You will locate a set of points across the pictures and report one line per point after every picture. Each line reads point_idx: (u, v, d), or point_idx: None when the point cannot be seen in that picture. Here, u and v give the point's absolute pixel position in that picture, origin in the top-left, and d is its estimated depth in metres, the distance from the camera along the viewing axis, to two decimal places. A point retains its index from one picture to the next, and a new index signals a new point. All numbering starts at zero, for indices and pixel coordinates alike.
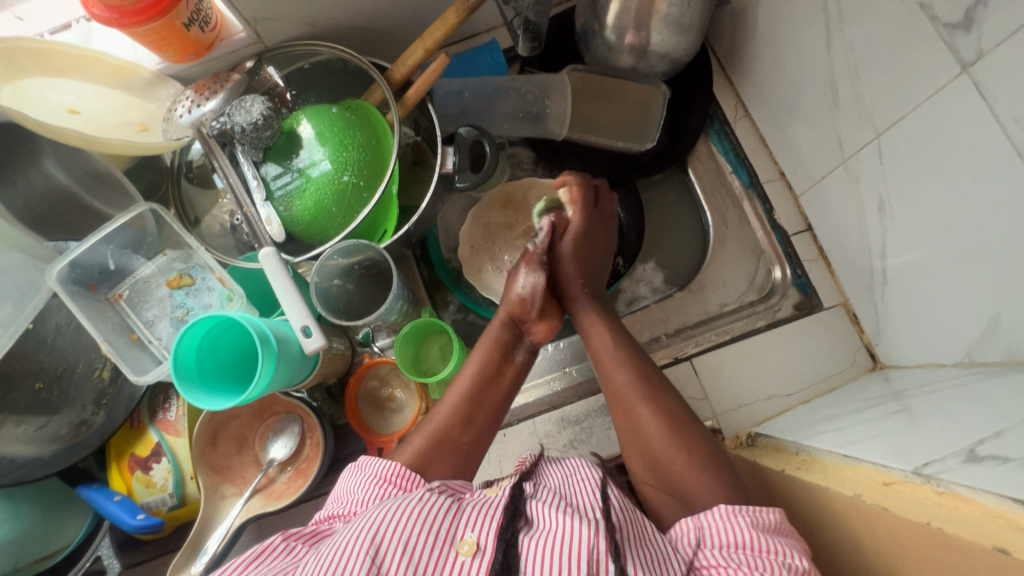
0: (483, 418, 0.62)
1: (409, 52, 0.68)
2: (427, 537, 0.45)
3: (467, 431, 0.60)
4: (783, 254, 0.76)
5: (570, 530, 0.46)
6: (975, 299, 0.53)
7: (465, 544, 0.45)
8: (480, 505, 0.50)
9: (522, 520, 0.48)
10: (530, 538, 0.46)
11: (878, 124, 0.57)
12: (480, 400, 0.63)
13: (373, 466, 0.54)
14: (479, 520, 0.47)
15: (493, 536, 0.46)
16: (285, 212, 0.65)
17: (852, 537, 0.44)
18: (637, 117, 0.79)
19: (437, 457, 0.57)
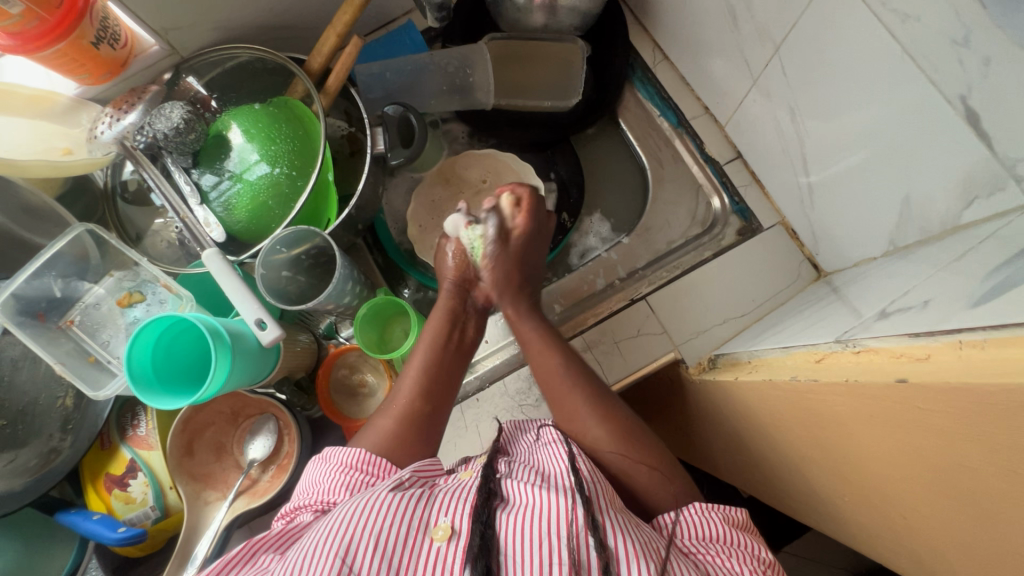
0: (444, 386, 0.65)
1: (323, 40, 0.68)
2: (402, 528, 0.45)
3: (430, 401, 0.63)
4: (719, 184, 0.78)
5: (548, 509, 0.46)
6: (885, 189, 0.55)
7: (440, 530, 0.45)
8: (453, 493, 0.50)
9: (500, 501, 0.49)
10: (508, 517, 0.46)
11: (775, 38, 0.59)
12: (438, 372, 0.65)
13: (338, 454, 0.55)
14: (452, 505, 0.48)
15: (467, 520, 0.46)
16: (224, 213, 0.66)
17: (799, 419, 0.46)
18: (560, 75, 0.81)
19: (404, 431, 0.60)
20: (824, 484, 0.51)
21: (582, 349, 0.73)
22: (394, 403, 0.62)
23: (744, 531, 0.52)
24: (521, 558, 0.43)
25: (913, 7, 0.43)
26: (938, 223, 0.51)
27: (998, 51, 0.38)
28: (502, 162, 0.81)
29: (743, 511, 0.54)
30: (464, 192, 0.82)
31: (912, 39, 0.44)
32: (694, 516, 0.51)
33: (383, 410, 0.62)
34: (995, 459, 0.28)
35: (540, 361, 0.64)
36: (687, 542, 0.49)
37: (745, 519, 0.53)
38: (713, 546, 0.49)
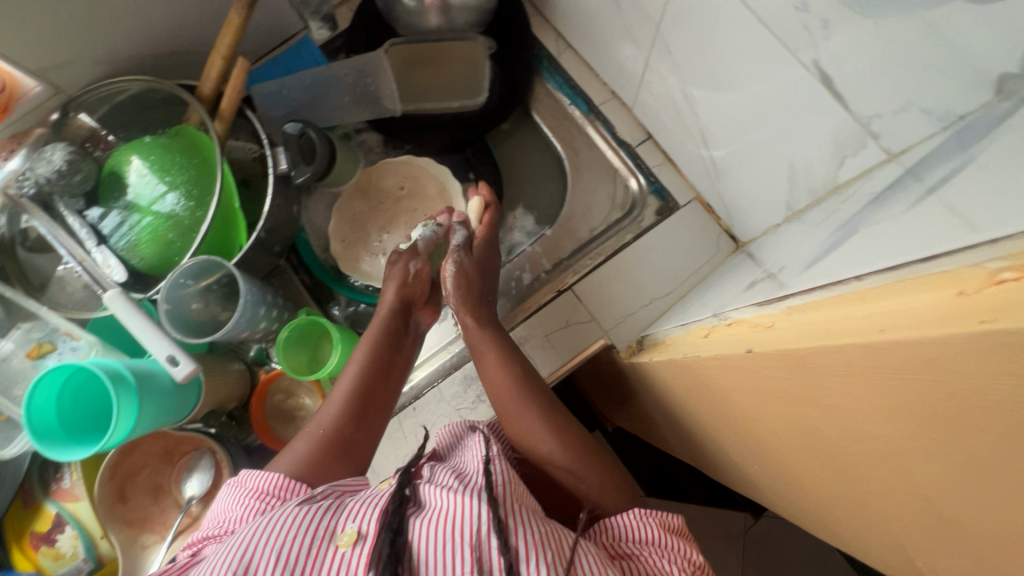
0: (375, 407, 0.64)
1: (210, 64, 0.67)
2: (307, 539, 0.46)
3: (359, 425, 0.62)
4: (633, 166, 0.78)
5: (458, 508, 0.47)
6: (773, 156, 0.56)
7: (346, 536, 0.46)
8: (363, 501, 0.50)
9: (413, 505, 0.49)
10: (419, 520, 0.47)
11: (655, 17, 0.59)
12: (368, 397, 0.64)
13: (251, 480, 0.54)
14: (361, 511, 0.49)
15: (375, 523, 0.47)
16: (126, 253, 0.63)
17: (700, 393, 0.47)
18: (465, 74, 0.81)
19: (327, 457, 0.59)
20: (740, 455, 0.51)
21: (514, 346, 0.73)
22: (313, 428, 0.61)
23: (681, 537, 0.52)
24: (429, 561, 0.44)
25: None
26: (821, 185, 0.52)
27: (832, 12, 0.39)
28: (420, 168, 0.81)
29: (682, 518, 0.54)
30: (384, 203, 0.82)
31: (763, 8, 0.45)
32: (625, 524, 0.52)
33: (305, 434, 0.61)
34: (830, 419, 0.29)
35: (490, 358, 0.65)
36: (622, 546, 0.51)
37: (682, 525, 0.54)
38: (644, 550, 0.50)
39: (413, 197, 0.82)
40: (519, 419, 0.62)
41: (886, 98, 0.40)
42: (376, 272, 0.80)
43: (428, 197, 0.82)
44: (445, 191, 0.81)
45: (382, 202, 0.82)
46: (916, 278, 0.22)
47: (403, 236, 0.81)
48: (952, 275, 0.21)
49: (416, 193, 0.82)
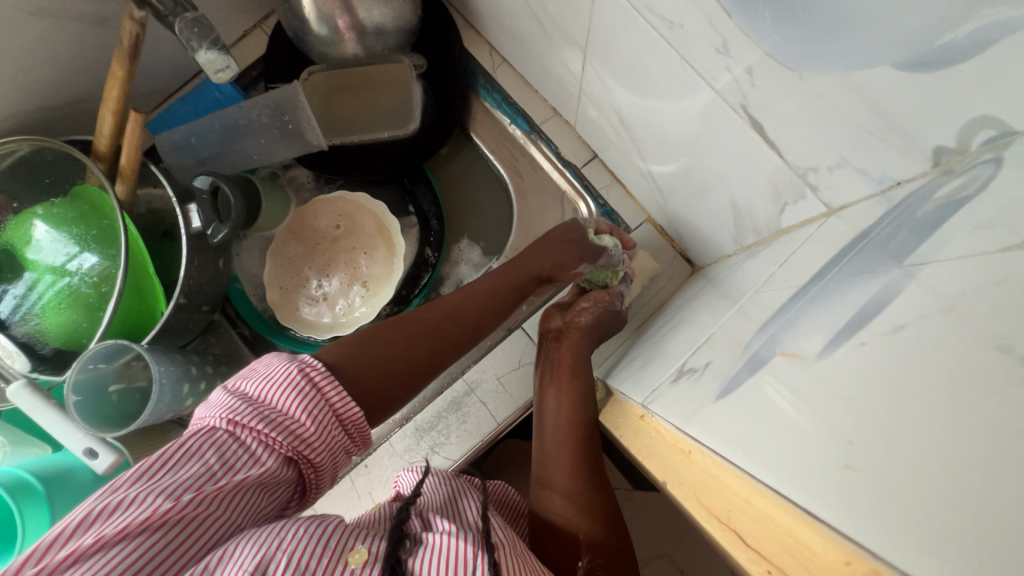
0: (473, 330, 0.62)
1: (100, 119, 0.61)
2: (326, 547, 0.40)
3: (445, 352, 0.60)
4: (581, 188, 0.73)
5: (454, 546, 0.41)
6: (716, 190, 0.52)
7: (356, 553, 0.40)
8: (363, 532, 0.44)
9: (410, 540, 0.43)
10: (419, 553, 0.41)
11: (580, 40, 0.54)
12: (481, 314, 0.62)
13: (331, 395, 0.49)
14: (364, 537, 0.43)
15: (384, 547, 0.42)
16: (27, 338, 0.59)
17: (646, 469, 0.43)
18: (394, 99, 0.74)
19: (395, 368, 0.56)
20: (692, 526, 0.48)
21: (465, 393, 0.69)
22: (418, 322, 0.59)
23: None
24: None
25: (674, 14, 0.38)
26: (766, 226, 0.47)
27: (755, 59, 0.34)
28: (356, 204, 0.76)
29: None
30: (319, 244, 0.77)
31: (685, 47, 0.39)
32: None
33: (403, 322, 0.59)
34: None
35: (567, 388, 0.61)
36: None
37: None
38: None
39: (350, 235, 0.76)
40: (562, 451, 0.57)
41: (819, 152, 0.35)
42: (316, 321, 0.75)
43: (364, 234, 0.76)
44: (381, 229, 0.75)
45: (317, 244, 0.77)
46: (804, 524, 0.24)
47: (341, 279, 0.76)
48: (836, 541, 0.22)
49: (352, 231, 0.76)
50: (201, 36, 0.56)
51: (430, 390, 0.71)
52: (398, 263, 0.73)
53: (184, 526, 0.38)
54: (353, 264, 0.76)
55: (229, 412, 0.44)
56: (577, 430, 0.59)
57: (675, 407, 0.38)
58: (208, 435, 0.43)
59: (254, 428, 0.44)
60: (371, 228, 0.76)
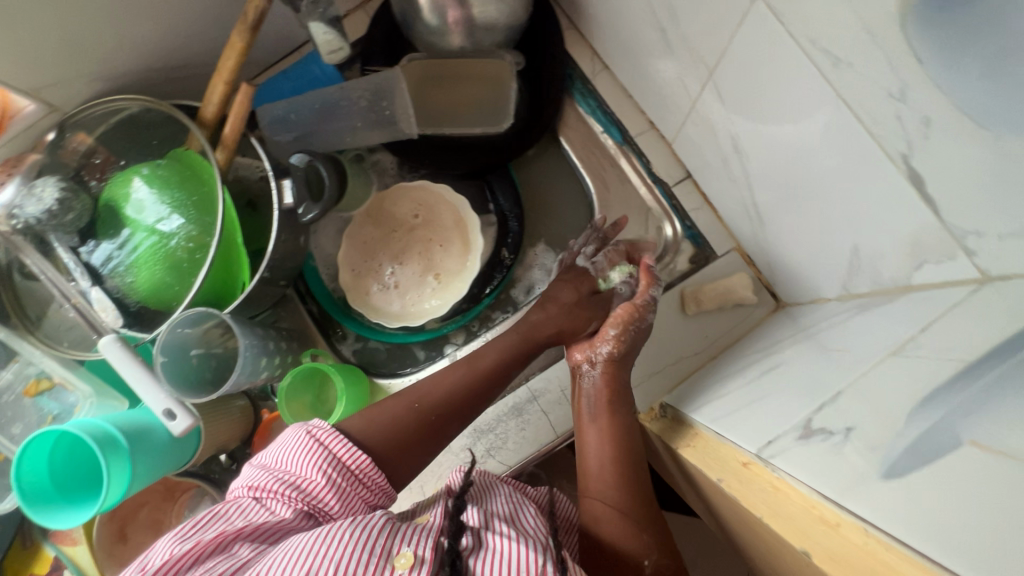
0: (477, 405, 0.62)
1: (212, 88, 0.62)
2: (365, 556, 0.42)
3: (453, 427, 0.60)
4: (668, 207, 0.71)
5: (511, 553, 0.44)
6: (831, 232, 0.49)
7: (402, 558, 0.43)
8: (417, 529, 0.47)
9: (468, 537, 0.47)
10: (476, 559, 0.44)
11: (707, 61, 0.52)
12: (473, 387, 0.62)
13: (334, 446, 0.52)
14: (414, 536, 0.46)
15: (431, 549, 0.45)
16: (120, 294, 0.60)
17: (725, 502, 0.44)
18: (489, 95, 0.73)
19: (407, 440, 0.57)
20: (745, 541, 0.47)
21: (528, 400, 0.68)
22: (411, 399, 0.59)
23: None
24: None
25: (845, 51, 0.36)
26: (889, 278, 0.45)
27: (939, 112, 0.32)
28: (435, 195, 0.75)
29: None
30: (394, 230, 0.77)
31: (845, 85, 0.37)
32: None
33: (397, 398, 0.59)
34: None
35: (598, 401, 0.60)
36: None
37: None
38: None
39: (426, 226, 0.76)
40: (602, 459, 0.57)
41: (989, 218, 0.32)
42: (385, 306, 0.75)
43: (441, 227, 0.75)
44: (459, 223, 0.74)
45: (392, 232, 0.77)
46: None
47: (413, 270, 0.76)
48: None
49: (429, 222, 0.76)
50: (330, 24, 0.58)
51: None
52: (473, 260, 0.73)
53: (217, 569, 0.41)
54: (427, 255, 0.76)
55: (252, 482, 0.49)
56: (617, 432, 0.58)
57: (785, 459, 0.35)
58: (236, 503, 0.48)
59: (274, 491, 0.48)
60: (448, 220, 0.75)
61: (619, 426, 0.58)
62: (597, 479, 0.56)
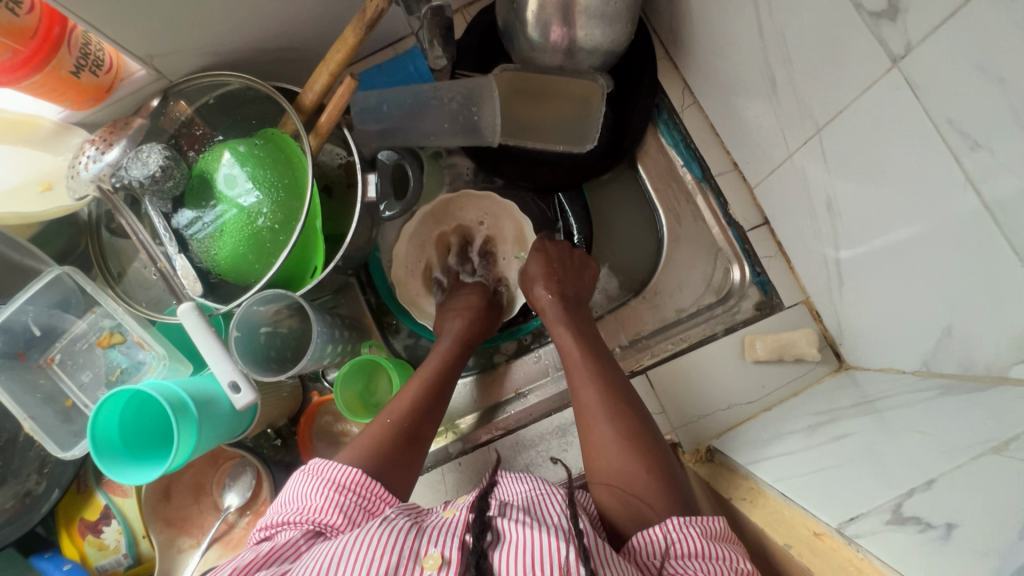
0: (434, 401, 0.63)
1: (315, 76, 0.63)
2: (393, 557, 0.45)
3: (426, 425, 0.61)
4: (740, 250, 0.71)
5: (536, 543, 0.45)
6: (923, 306, 0.48)
7: (430, 559, 0.45)
8: (442, 527, 0.50)
9: (490, 532, 0.48)
10: (501, 553, 0.45)
11: (817, 117, 0.51)
12: (438, 391, 0.64)
13: (329, 472, 0.54)
14: (440, 537, 0.48)
15: (457, 549, 0.46)
16: (203, 263, 0.62)
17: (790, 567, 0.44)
18: (576, 114, 0.73)
19: (393, 446, 0.58)
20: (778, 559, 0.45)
21: (573, 422, 0.69)
22: (388, 416, 0.60)
23: (726, 543, 0.47)
24: None
25: (990, 137, 0.35)
26: (983, 365, 0.44)
27: None
28: (506, 212, 0.76)
29: (724, 519, 0.49)
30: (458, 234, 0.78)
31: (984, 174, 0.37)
32: (644, 541, 0.47)
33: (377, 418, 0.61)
34: None
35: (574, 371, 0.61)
36: (666, 560, 0.45)
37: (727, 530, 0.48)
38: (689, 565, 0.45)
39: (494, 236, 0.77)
40: (597, 432, 0.56)
41: None
42: None
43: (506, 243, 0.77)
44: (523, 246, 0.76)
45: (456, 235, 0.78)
46: None
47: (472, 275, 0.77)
48: None
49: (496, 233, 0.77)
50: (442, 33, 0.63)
51: (539, 409, 0.72)
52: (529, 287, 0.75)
53: None
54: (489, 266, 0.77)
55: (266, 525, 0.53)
56: (610, 398, 0.57)
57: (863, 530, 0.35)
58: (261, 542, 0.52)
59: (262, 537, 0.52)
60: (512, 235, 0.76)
61: (607, 390, 0.58)
62: (597, 465, 0.55)
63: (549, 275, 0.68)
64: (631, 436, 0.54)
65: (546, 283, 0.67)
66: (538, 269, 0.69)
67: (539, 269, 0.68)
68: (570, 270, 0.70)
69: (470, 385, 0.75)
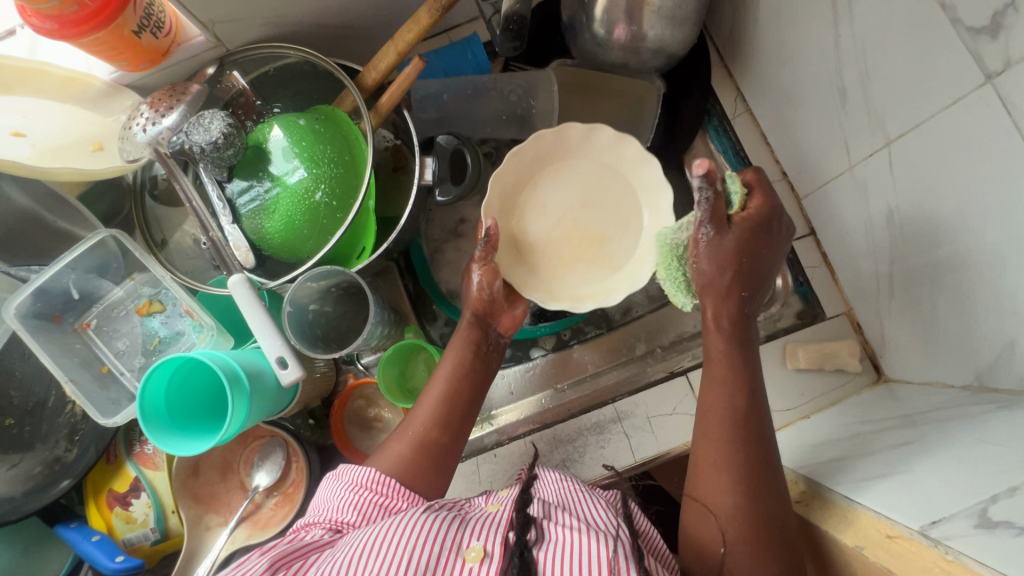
0: (461, 413, 0.60)
1: (381, 55, 0.63)
2: (436, 549, 0.45)
3: (445, 434, 0.58)
4: (784, 259, 0.72)
5: (578, 545, 0.45)
6: (988, 322, 0.49)
7: (472, 551, 0.45)
8: (486, 521, 0.49)
9: (533, 529, 0.46)
10: (544, 552, 0.44)
11: (889, 130, 0.52)
12: (462, 399, 0.60)
13: (349, 474, 0.54)
14: (483, 530, 0.47)
15: (500, 544, 0.45)
16: (255, 233, 0.62)
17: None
18: (629, 113, 0.74)
19: (414, 463, 0.56)
20: (844, 570, 0.44)
21: (611, 420, 0.68)
22: (408, 427, 0.58)
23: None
24: None
25: None
26: None
27: None
28: (593, 151, 0.63)
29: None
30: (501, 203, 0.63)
31: None
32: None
33: (400, 431, 0.59)
34: None
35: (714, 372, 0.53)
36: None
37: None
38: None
39: (551, 203, 0.65)
40: (716, 456, 0.49)
41: None
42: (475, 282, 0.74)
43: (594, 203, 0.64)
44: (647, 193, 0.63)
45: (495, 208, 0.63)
46: None
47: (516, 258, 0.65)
48: None
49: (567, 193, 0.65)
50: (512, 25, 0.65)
51: (577, 404, 0.71)
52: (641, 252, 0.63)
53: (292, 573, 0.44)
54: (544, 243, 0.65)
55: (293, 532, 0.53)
56: (744, 422, 0.50)
57: (940, 527, 0.36)
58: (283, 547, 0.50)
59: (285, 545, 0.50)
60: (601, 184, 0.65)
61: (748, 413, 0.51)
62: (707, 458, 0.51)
63: (725, 268, 0.53)
64: (753, 438, 0.50)
65: (729, 270, 0.53)
66: (731, 248, 0.52)
67: (714, 256, 0.53)
68: (750, 265, 0.54)
69: (507, 377, 0.75)
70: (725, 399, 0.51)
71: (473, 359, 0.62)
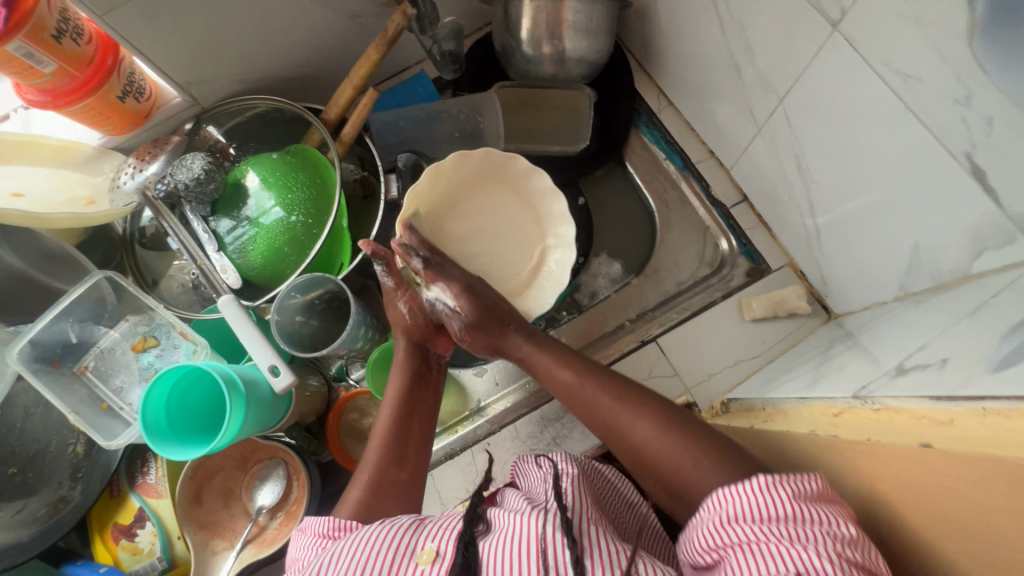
0: (415, 450, 0.61)
1: (339, 92, 0.71)
2: (389, 556, 0.46)
3: (402, 470, 0.59)
4: (726, 226, 0.79)
5: (524, 527, 0.45)
6: (894, 235, 0.56)
7: (426, 553, 0.46)
8: (442, 522, 0.49)
9: (482, 522, 0.49)
10: (487, 542, 0.45)
11: (780, 91, 0.61)
12: (410, 433, 0.61)
13: (313, 525, 0.52)
14: (440, 531, 0.48)
15: (452, 543, 0.46)
16: (240, 260, 0.67)
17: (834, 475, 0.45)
18: (567, 120, 0.83)
19: (380, 503, 0.56)
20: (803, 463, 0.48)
21: None
22: (364, 471, 0.58)
23: (826, 506, 0.40)
24: None
25: (915, 69, 0.45)
26: (948, 271, 0.51)
27: (999, 112, 0.40)
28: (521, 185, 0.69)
29: (822, 480, 0.42)
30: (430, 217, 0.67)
31: (915, 99, 0.46)
32: (718, 504, 0.42)
33: (355, 479, 0.58)
34: (978, 475, 0.29)
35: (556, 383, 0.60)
36: (741, 526, 0.40)
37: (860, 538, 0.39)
38: (773, 530, 0.39)
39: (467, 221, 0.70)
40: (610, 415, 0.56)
41: None
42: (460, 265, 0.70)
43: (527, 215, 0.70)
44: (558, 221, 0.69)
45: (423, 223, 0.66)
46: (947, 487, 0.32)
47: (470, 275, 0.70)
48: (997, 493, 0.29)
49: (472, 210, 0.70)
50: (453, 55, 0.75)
51: None
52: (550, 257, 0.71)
53: None
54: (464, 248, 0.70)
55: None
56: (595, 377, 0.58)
57: (867, 389, 0.41)
58: None
59: None
60: (513, 208, 0.71)
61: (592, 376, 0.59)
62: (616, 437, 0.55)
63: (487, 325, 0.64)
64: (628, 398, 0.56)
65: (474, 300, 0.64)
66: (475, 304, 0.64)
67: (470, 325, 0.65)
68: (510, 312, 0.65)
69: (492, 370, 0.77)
70: (609, 399, 0.56)
71: (417, 388, 0.65)
